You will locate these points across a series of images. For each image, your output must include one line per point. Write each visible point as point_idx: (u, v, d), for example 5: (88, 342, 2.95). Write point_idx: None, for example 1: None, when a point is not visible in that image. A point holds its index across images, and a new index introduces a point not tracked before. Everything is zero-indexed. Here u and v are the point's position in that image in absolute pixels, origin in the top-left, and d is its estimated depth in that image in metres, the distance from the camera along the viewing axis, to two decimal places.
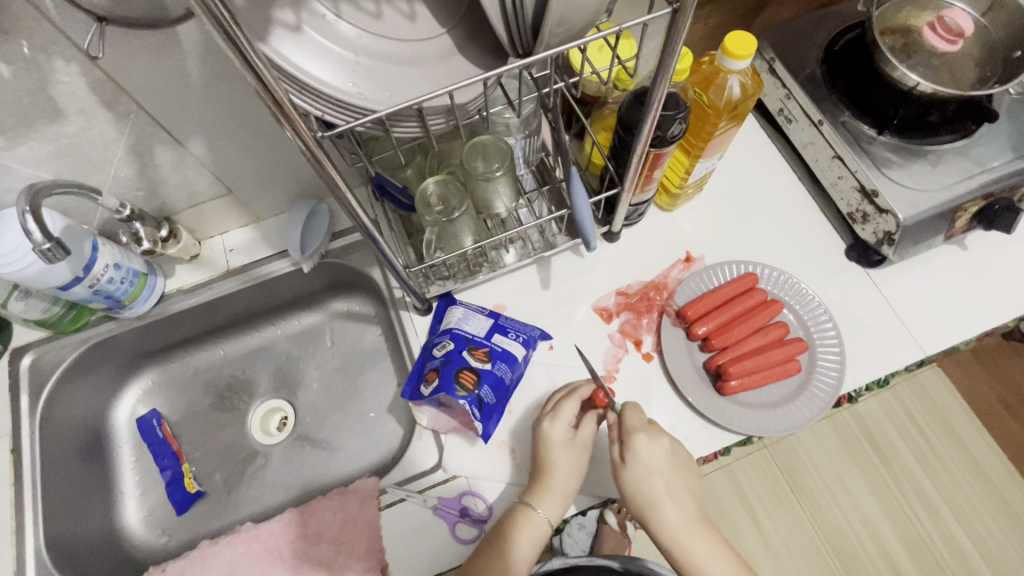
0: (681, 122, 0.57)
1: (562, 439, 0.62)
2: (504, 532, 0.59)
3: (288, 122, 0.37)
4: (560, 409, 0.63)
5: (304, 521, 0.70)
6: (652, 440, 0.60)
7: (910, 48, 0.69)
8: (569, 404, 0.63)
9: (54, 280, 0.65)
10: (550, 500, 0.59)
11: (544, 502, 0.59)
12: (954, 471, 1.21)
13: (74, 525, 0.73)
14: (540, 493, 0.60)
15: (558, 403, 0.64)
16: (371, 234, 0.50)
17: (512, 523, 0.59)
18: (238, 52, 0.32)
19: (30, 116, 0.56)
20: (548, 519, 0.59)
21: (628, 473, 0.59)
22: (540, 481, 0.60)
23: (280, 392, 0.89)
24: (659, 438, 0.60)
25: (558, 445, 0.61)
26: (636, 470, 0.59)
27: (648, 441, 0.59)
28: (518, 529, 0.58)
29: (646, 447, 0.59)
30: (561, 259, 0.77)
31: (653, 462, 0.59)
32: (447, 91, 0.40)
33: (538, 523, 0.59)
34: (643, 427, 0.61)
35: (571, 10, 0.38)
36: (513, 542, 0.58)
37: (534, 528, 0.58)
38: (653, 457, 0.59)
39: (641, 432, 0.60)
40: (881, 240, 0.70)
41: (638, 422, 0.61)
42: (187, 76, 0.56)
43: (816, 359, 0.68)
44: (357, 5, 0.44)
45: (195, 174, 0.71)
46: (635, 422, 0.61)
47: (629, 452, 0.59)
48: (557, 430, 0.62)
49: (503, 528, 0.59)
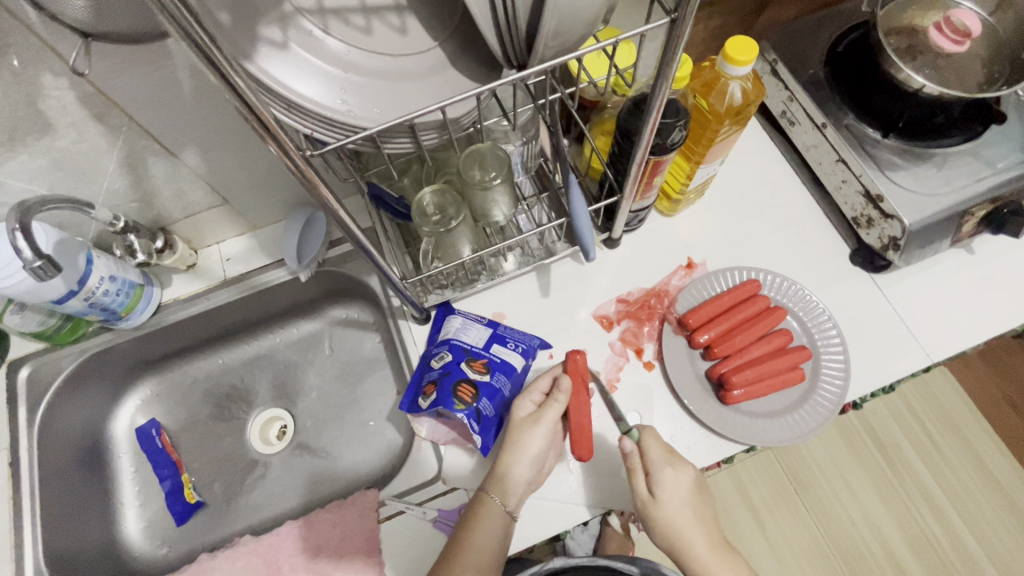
0: (681, 129, 0.56)
1: (519, 413, 0.63)
2: (463, 520, 0.60)
3: (274, 140, 0.36)
4: (530, 385, 0.65)
5: (304, 533, 0.70)
6: (678, 472, 0.59)
7: (916, 49, 0.67)
8: (543, 382, 0.65)
9: (49, 294, 0.64)
10: (507, 486, 0.59)
11: (499, 490, 0.59)
12: (962, 472, 1.19)
13: (74, 537, 0.73)
14: (494, 473, 0.60)
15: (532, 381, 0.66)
16: (364, 246, 0.49)
17: (469, 511, 0.60)
18: (218, 72, 0.31)
19: (19, 131, 0.56)
20: (503, 501, 0.59)
21: (658, 509, 0.59)
22: (497, 467, 0.60)
23: (280, 400, 0.88)
24: (684, 469, 0.60)
25: (514, 420, 0.63)
26: (666, 504, 0.58)
27: (675, 473, 0.59)
28: (472, 513, 0.59)
29: (673, 480, 0.59)
30: (560, 265, 0.76)
31: (681, 494, 0.59)
32: (440, 107, 0.39)
33: (489, 503, 0.59)
34: (667, 459, 0.59)
35: (567, 22, 0.37)
36: (469, 529, 0.58)
37: (485, 509, 0.59)
38: (680, 490, 0.59)
39: (667, 464, 0.59)
40: (887, 245, 0.68)
41: (660, 454, 0.59)
42: (178, 87, 0.55)
43: (820, 368, 0.67)
44: (346, 20, 0.43)
45: (191, 185, 0.71)
46: (658, 454, 0.59)
47: (657, 486, 0.58)
48: (518, 404, 0.64)
49: (463, 517, 0.60)
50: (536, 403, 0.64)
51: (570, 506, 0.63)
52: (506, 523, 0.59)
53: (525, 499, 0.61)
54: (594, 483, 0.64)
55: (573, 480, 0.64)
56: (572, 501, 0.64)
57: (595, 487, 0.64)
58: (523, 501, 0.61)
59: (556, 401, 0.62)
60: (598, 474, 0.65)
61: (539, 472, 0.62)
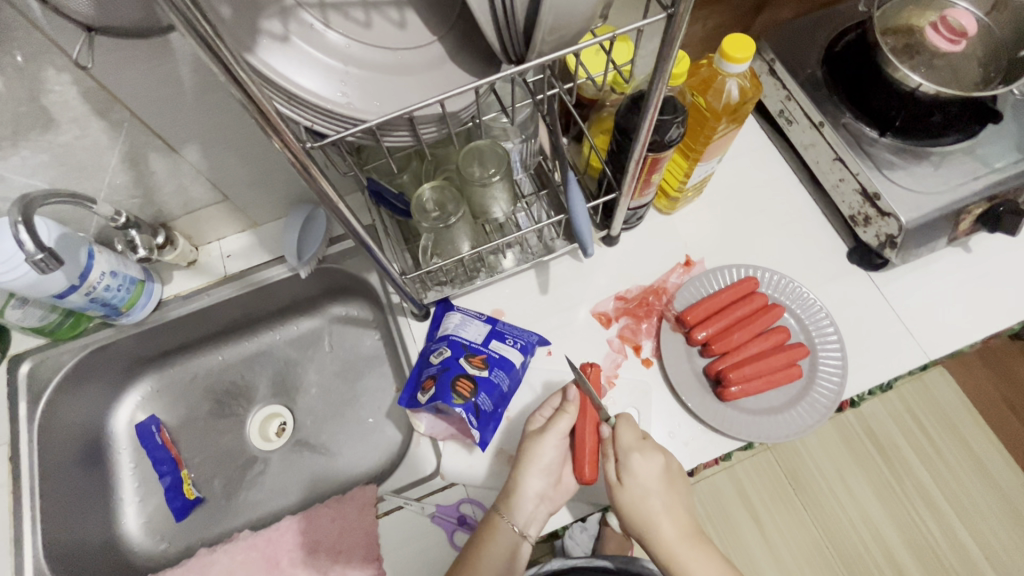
0: (679, 126, 0.56)
1: (532, 428, 0.64)
2: (474, 533, 0.61)
3: (276, 133, 0.37)
4: (546, 399, 0.66)
5: (303, 528, 0.70)
6: (647, 458, 0.58)
7: (913, 48, 0.68)
8: (557, 397, 0.65)
9: (50, 289, 0.65)
10: (515, 499, 0.60)
11: (508, 503, 0.60)
12: (960, 472, 1.19)
13: (73, 532, 0.73)
14: (504, 492, 0.61)
15: (549, 395, 0.66)
16: (365, 242, 0.50)
17: (480, 524, 0.61)
18: (222, 65, 0.32)
19: (23, 126, 0.56)
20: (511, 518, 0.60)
21: (623, 493, 0.59)
22: (507, 483, 0.61)
23: (279, 397, 0.89)
24: (654, 456, 0.59)
25: (526, 434, 0.63)
26: (633, 490, 0.58)
27: (644, 459, 0.58)
28: (481, 527, 0.60)
29: (642, 466, 0.58)
30: (559, 263, 0.76)
31: (649, 481, 0.58)
32: (438, 100, 0.39)
33: (496, 519, 0.60)
34: (637, 445, 0.59)
35: (563, 16, 0.37)
36: (476, 540, 0.60)
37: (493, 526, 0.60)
38: (648, 477, 0.58)
39: (636, 450, 0.59)
40: (884, 243, 0.69)
41: (631, 440, 0.59)
42: (179, 83, 0.56)
43: (818, 365, 0.67)
44: (345, 13, 0.44)
45: (192, 181, 0.71)
46: (629, 440, 0.59)
47: (625, 472, 0.58)
48: (532, 420, 0.64)
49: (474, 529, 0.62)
50: (547, 417, 0.64)
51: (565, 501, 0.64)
52: (513, 540, 0.59)
53: (538, 517, 0.61)
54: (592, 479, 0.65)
55: None
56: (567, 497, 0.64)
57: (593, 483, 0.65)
58: (535, 519, 0.61)
59: (562, 413, 0.62)
60: None
61: (553, 488, 0.62)
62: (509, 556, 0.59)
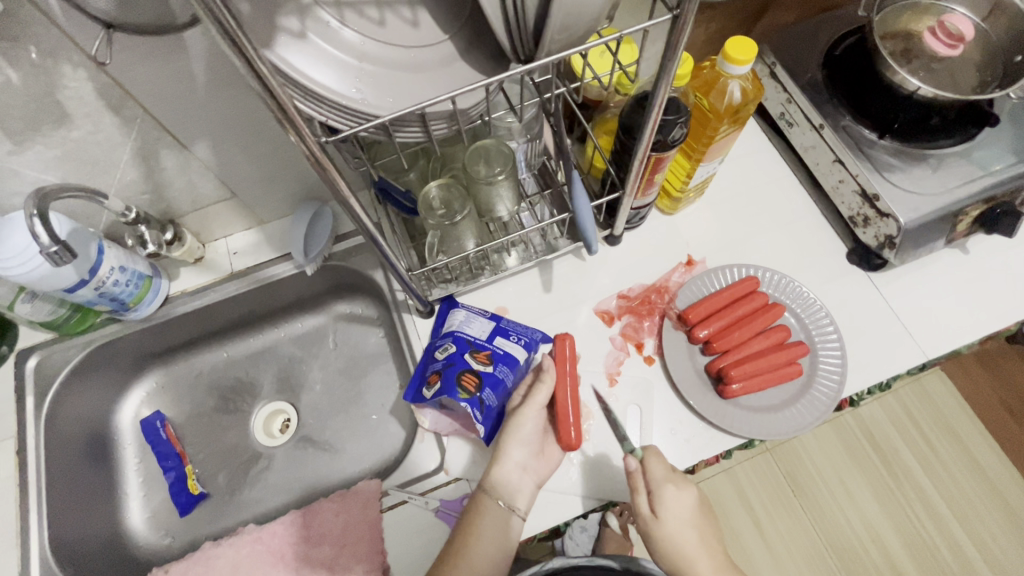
0: (682, 126, 0.57)
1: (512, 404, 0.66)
2: (463, 517, 0.61)
3: (293, 127, 0.38)
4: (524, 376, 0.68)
5: (306, 522, 0.70)
6: (678, 489, 0.60)
7: (911, 53, 0.69)
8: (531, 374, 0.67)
9: (61, 283, 0.65)
10: (497, 472, 0.61)
11: (491, 479, 0.61)
12: (957, 473, 1.20)
13: (79, 525, 0.74)
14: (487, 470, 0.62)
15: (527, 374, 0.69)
16: (374, 236, 0.50)
17: (469, 508, 0.61)
18: (244, 58, 0.32)
19: (37, 120, 0.57)
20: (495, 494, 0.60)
21: (659, 528, 0.60)
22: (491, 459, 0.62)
23: (283, 394, 0.89)
24: (684, 486, 0.61)
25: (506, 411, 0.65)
26: (668, 522, 0.60)
27: (677, 490, 0.60)
28: (470, 510, 0.61)
29: (675, 497, 0.60)
30: (562, 261, 0.77)
31: (682, 511, 0.60)
32: (450, 97, 0.40)
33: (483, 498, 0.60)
34: (669, 477, 0.61)
35: (572, 16, 0.38)
36: (465, 524, 0.60)
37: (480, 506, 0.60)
38: (682, 506, 0.60)
39: (668, 482, 0.60)
40: (882, 244, 0.70)
41: (662, 471, 0.61)
42: (192, 80, 0.57)
43: (817, 364, 0.68)
44: (360, 12, 0.45)
45: (201, 178, 0.72)
46: (660, 471, 0.61)
47: (659, 504, 0.60)
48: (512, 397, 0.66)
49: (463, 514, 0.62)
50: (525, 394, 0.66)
51: (570, 497, 0.64)
52: (500, 516, 0.59)
53: (524, 490, 0.61)
54: (596, 475, 0.65)
55: (574, 472, 0.65)
56: (575, 493, 0.65)
57: (597, 479, 0.65)
58: (521, 491, 0.60)
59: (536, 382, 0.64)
60: (599, 467, 0.66)
61: (536, 461, 0.62)
62: (498, 533, 0.59)
